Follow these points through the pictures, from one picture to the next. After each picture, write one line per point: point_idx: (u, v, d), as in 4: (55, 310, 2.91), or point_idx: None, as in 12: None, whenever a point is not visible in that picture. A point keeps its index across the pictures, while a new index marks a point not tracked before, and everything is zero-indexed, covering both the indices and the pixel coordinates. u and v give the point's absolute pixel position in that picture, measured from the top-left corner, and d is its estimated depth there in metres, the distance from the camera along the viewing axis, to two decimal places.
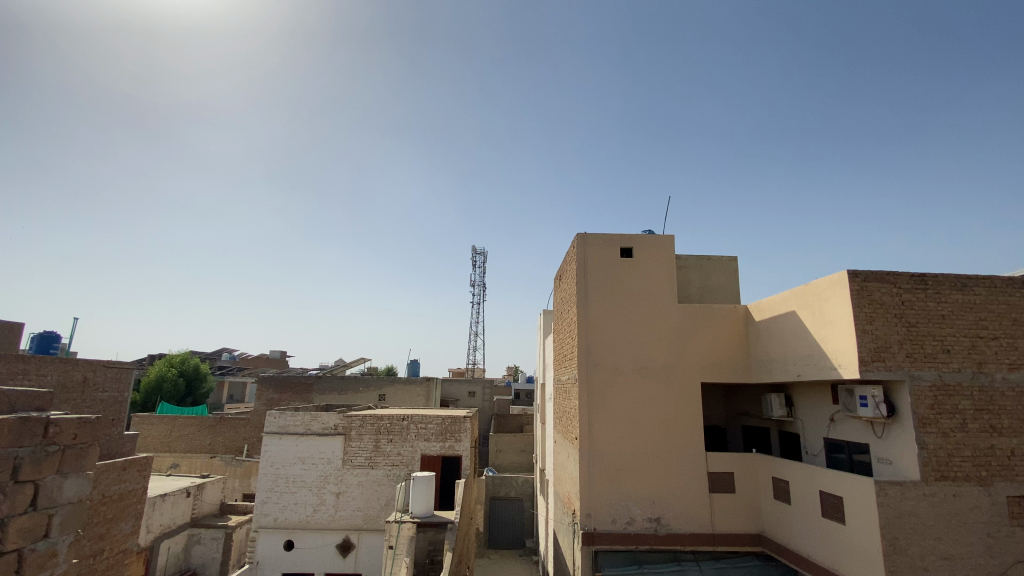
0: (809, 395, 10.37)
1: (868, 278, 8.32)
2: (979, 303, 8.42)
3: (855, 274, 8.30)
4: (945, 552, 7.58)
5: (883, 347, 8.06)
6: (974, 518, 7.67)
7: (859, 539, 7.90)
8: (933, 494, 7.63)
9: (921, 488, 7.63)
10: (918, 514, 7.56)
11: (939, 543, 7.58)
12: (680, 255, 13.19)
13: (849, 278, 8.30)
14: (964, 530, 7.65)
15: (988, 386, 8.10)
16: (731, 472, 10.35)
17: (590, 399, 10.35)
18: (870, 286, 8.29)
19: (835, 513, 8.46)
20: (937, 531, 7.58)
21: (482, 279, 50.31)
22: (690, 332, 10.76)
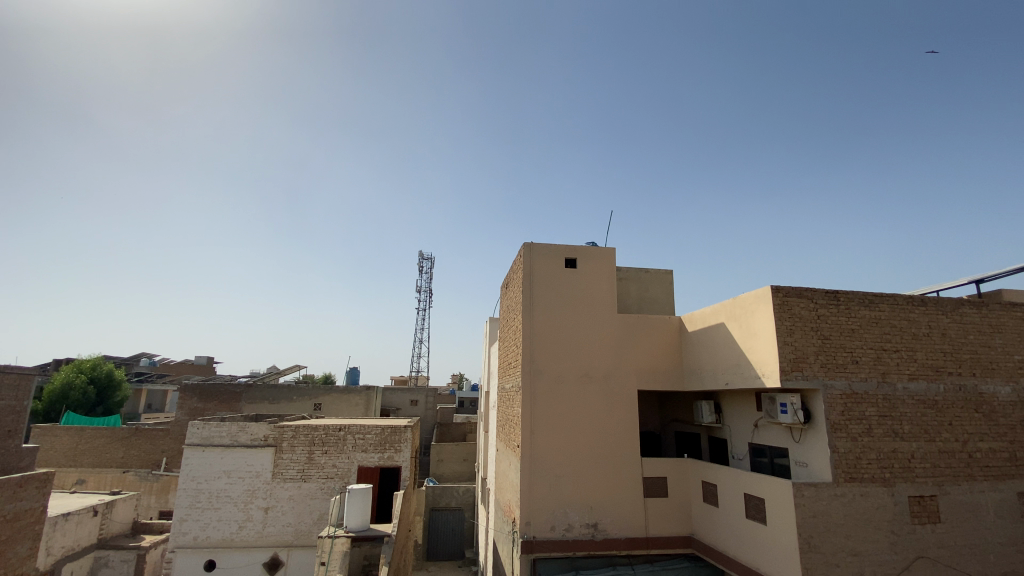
0: (736, 403, 11.06)
1: (789, 293, 9.02)
2: (883, 318, 9.37)
3: (778, 289, 8.98)
4: (854, 549, 8.27)
5: (801, 357, 8.76)
6: (879, 516, 8.45)
7: (778, 538, 8.48)
8: (843, 494, 8.35)
9: (833, 489, 8.32)
10: (830, 513, 8.24)
11: (849, 540, 8.27)
12: (621, 267, 13.71)
13: (772, 294, 8.96)
14: (870, 528, 8.39)
15: (891, 395, 8.98)
16: (665, 476, 10.82)
17: (533, 406, 10.50)
18: (791, 300, 9.00)
19: (757, 514, 9.04)
20: (847, 529, 8.27)
21: (427, 285, 49.91)
22: (629, 341, 11.20)
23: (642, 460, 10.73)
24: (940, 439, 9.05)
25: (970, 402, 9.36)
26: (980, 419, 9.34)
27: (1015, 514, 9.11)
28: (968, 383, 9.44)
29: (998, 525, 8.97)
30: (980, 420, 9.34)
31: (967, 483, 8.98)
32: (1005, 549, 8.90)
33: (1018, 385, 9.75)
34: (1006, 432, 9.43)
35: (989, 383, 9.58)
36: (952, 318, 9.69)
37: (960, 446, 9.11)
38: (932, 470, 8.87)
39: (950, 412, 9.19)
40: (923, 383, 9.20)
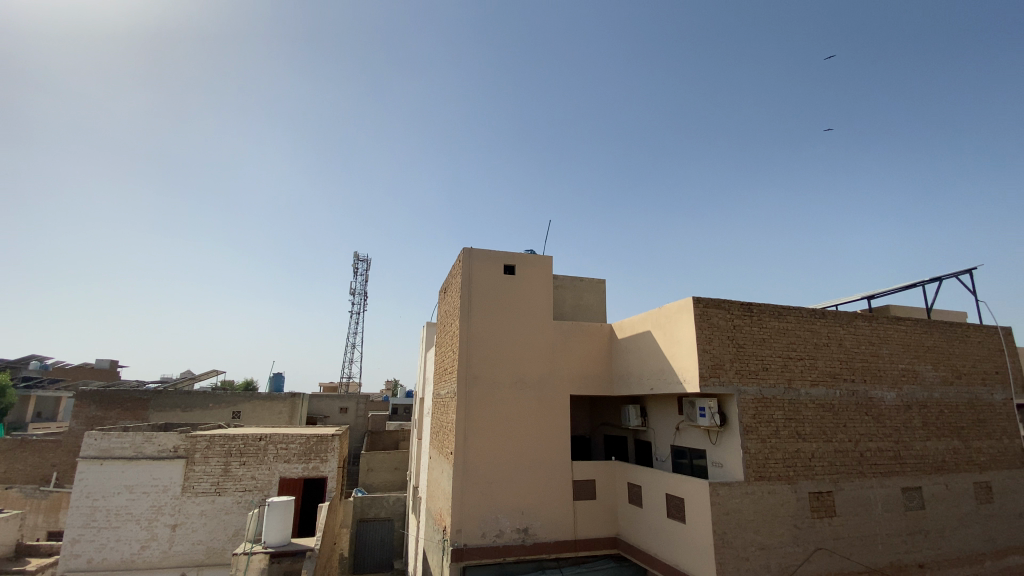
0: (660, 407, 11.75)
1: (708, 303, 9.78)
2: (789, 329, 10.38)
3: (699, 300, 9.71)
4: (762, 543, 9.03)
5: (718, 364, 9.51)
6: (783, 511, 9.29)
7: (696, 535, 9.11)
8: (753, 491, 9.13)
9: (744, 487, 9.08)
10: (741, 510, 8.98)
11: (757, 534, 9.03)
12: (557, 275, 14.18)
13: (694, 304, 9.68)
14: (777, 523, 9.21)
15: (796, 399, 9.94)
16: (594, 479, 11.30)
17: (468, 411, 10.60)
18: (710, 311, 9.76)
19: (677, 513, 9.66)
20: (756, 524, 9.03)
21: (362, 289, 48.84)
22: (563, 348, 11.62)
23: (572, 464, 11.13)
24: (837, 440, 10.12)
25: (861, 405, 10.54)
26: (869, 421, 10.54)
27: (898, 506, 10.32)
28: (860, 389, 10.63)
29: (884, 516, 10.12)
30: (869, 422, 10.53)
31: (859, 479, 10.08)
32: (890, 538, 10.05)
33: (900, 391, 11.09)
34: (891, 433, 10.69)
35: (877, 389, 10.83)
36: (848, 330, 10.89)
37: (852, 445, 10.22)
38: (829, 468, 9.89)
39: (845, 415, 10.31)
40: (823, 389, 10.26)
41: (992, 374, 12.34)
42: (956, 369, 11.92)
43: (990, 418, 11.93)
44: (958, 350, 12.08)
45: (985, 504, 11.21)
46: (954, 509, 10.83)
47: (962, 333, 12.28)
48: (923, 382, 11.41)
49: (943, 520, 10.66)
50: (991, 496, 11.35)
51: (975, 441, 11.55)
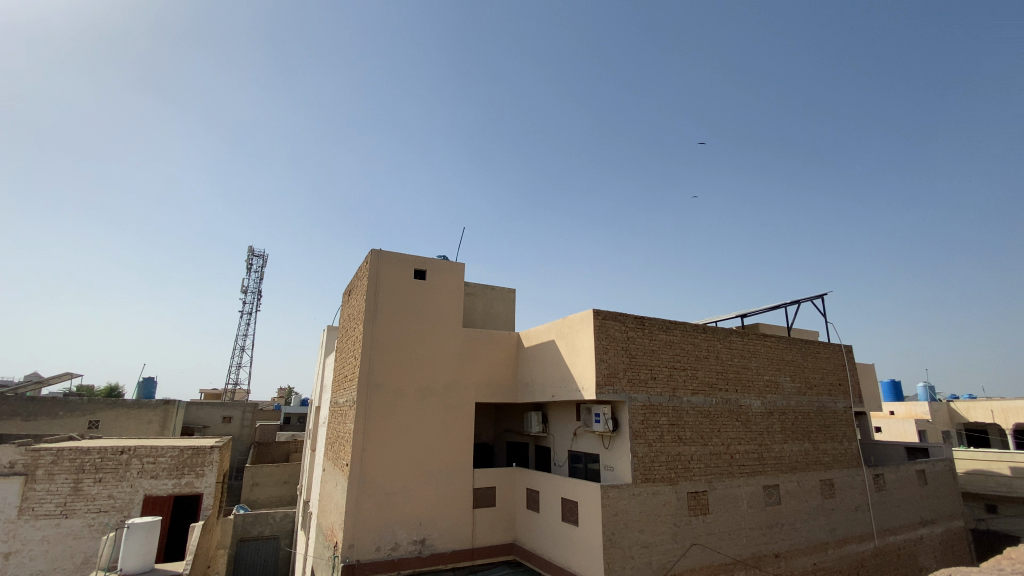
0: (560, 414, 12.33)
1: (607, 315, 10.52)
2: (675, 342, 11.46)
3: (598, 312, 10.40)
4: (646, 541, 9.79)
5: (613, 373, 10.24)
6: (664, 511, 10.17)
7: (587, 536, 9.67)
8: (639, 493, 9.90)
9: (632, 489, 9.82)
10: (628, 511, 9.69)
11: (642, 534, 9.77)
12: (469, 282, 14.38)
13: (594, 316, 10.34)
14: (659, 522, 10.03)
15: (679, 406, 10.96)
16: (494, 486, 11.55)
17: (367, 420, 10.36)
18: (608, 322, 10.49)
19: (571, 516, 10.17)
20: (640, 524, 9.78)
21: (254, 288, 45.49)
22: (470, 356, 11.81)
23: (473, 472, 11.29)
24: (712, 443, 11.29)
25: (732, 413, 11.87)
26: (739, 427, 11.89)
27: (760, 503, 11.71)
28: (732, 398, 11.97)
29: (749, 512, 11.44)
30: (739, 427, 11.89)
31: (729, 479, 11.32)
32: (753, 531, 11.36)
33: (765, 400, 12.64)
34: (756, 437, 12.14)
35: (746, 397, 12.26)
36: (724, 344, 12.25)
37: (725, 448, 11.46)
38: (705, 469, 11.01)
39: (719, 421, 11.55)
40: (702, 397, 11.42)
41: (836, 386, 14.47)
42: (809, 381, 13.83)
43: (834, 423, 13.97)
44: (811, 364, 14.05)
45: (828, 499, 13.06)
46: (804, 504, 12.49)
47: (814, 350, 14.30)
48: (783, 392, 13.10)
49: (795, 514, 12.25)
50: (832, 491, 13.25)
51: (822, 444, 13.45)
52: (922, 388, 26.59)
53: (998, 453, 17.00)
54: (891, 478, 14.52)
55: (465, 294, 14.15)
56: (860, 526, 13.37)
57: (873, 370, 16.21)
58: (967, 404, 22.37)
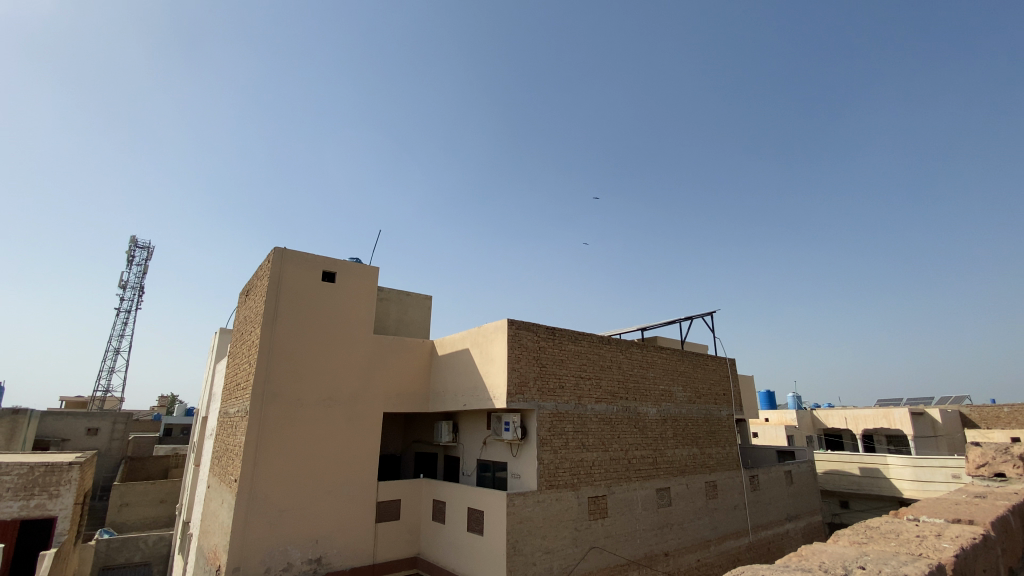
0: (469, 423, 12.38)
1: (520, 325, 10.79)
2: (582, 352, 12.01)
3: (512, 322, 10.65)
4: (548, 547, 10.08)
5: (523, 382, 10.51)
6: (566, 516, 10.53)
7: (491, 545, 9.77)
8: (543, 499, 10.20)
9: (536, 495, 10.09)
10: (532, 517, 9.94)
11: (544, 540, 10.05)
12: (383, 287, 14.05)
13: (508, 325, 10.57)
14: (561, 527, 10.37)
15: (583, 414, 11.48)
16: (398, 498, 11.30)
17: (261, 431, 9.71)
18: (521, 332, 10.77)
19: (476, 526, 10.23)
20: (543, 530, 10.06)
21: (136, 282, 40.88)
22: (380, 363, 11.52)
23: (377, 484, 10.97)
24: (612, 449, 11.92)
25: (631, 420, 12.63)
26: (637, 433, 12.68)
27: (653, 505, 12.53)
28: (632, 406, 12.76)
29: (643, 514, 12.19)
30: (637, 434, 12.66)
31: (626, 483, 12.01)
32: (646, 532, 12.11)
33: (660, 408, 13.61)
34: (651, 442, 13.01)
35: (643, 405, 13.11)
36: (626, 355, 13.05)
37: (623, 454, 12.16)
38: (605, 475, 11.59)
39: (619, 427, 12.23)
40: (605, 406, 12.05)
41: (722, 395, 15.92)
42: (699, 391, 15.10)
43: (718, 429, 15.33)
44: (700, 375, 15.35)
45: (711, 499, 14.27)
46: (692, 505, 13.57)
47: (704, 362, 15.67)
48: (676, 400, 14.18)
49: (684, 515, 13.26)
50: (715, 492, 14.51)
51: (708, 448, 14.70)
52: (791, 397, 29.85)
53: (850, 454, 19.32)
54: (764, 478, 16.20)
55: (379, 299, 13.81)
56: (737, 523, 14.75)
57: (752, 382, 18.04)
58: (826, 411, 25.51)
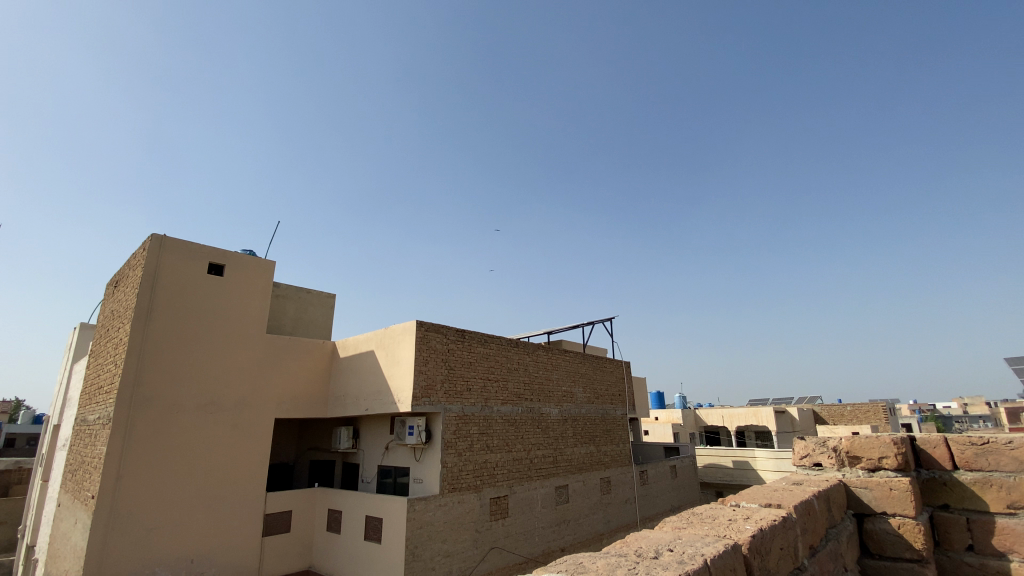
0: (371, 428, 11.95)
1: (429, 327, 10.65)
2: (490, 354, 12.11)
3: (421, 324, 10.47)
4: (447, 550, 9.96)
5: (430, 385, 10.37)
6: (467, 518, 10.49)
7: (389, 553, 9.47)
8: (445, 503, 10.09)
9: (438, 499, 9.97)
10: (433, 522, 9.78)
11: (444, 543, 9.92)
12: (280, 283, 13.14)
13: (416, 327, 10.39)
14: (462, 529, 10.31)
15: (489, 416, 11.55)
16: (290, 509, 10.58)
17: (128, 441, 8.62)
18: (430, 334, 10.63)
19: (374, 534, 9.87)
20: (444, 534, 9.93)
21: None
22: (274, 364, 10.76)
23: (266, 494, 10.20)
24: (515, 449, 12.12)
25: (534, 420, 12.95)
26: (539, 433, 13.02)
27: (551, 503, 12.91)
28: (535, 407, 13.09)
29: (542, 512, 12.51)
30: (539, 434, 13.00)
31: (527, 483, 12.26)
32: (544, 530, 12.43)
33: (562, 409, 14.11)
34: (552, 442, 13.43)
35: (546, 406, 13.51)
36: (532, 357, 13.37)
37: (526, 454, 12.42)
38: (507, 475, 11.74)
39: (522, 428, 12.47)
40: (510, 407, 12.24)
41: (618, 396, 16.88)
42: (598, 392, 15.88)
43: (614, 428, 16.23)
44: (599, 376, 16.15)
45: (606, 494, 15.03)
46: (587, 501, 14.16)
47: (603, 365, 16.51)
48: (576, 401, 14.78)
49: (580, 510, 13.82)
50: (609, 487, 15.31)
51: (604, 446, 15.50)
52: (678, 397, 32.40)
53: (725, 449, 21.37)
54: (652, 473, 17.39)
55: (275, 296, 12.91)
56: (628, 516, 15.68)
57: (645, 383, 19.34)
58: (707, 410, 27.92)
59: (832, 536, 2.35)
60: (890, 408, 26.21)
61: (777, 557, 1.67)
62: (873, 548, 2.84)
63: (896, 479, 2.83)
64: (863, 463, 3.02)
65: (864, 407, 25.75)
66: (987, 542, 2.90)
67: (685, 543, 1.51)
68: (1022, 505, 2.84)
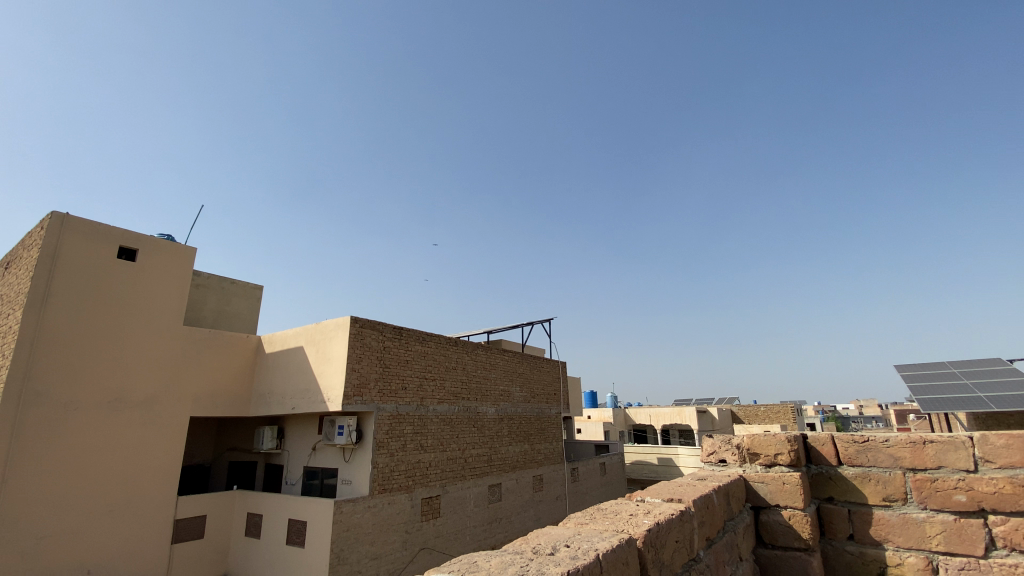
0: (297, 427, 11.42)
1: (364, 324, 10.32)
2: (428, 353, 11.92)
3: (355, 320, 10.13)
4: (375, 552, 9.68)
5: (363, 383, 10.05)
6: (397, 520, 10.24)
7: (313, 556, 9.08)
8: (374, 504, 9.80)
9: (367, 500, 9.68)
10: (360, 524, 9.46)
11: (372, 545, 9.64)
12: (201, 272, 12.25)
13: (350, 323, 10.04)
14: (391, 531, 10.05)
15: (424, 415, 11.36)
16: (204, 513, 9.89)
17: (15, 441, 7.70)
18: (364, 331, 10.30)
19: (297, 538, 9.43)
20: (372, 535, 9.65)
21: None
22: (191, 358, 10.03)
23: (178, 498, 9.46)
24: (449, 449, 12.00)
25: (469, 419, 12.87)
26: (474, 433, 12.97)
27: (484, 501, 12.89)
28: (472, 406, 13.02)
29: (474, 511, 12.45)
30: (474, 433, 12.95)
31: (460, 482, 12.16)
32: (475, 529, 12.38)
33: (498, 408, 14.14)
34: (487, 441, 13.43)
35: (483, 405, 13.48)
36: (470, 357, 13.31)
37: (460, 453, 12.33)
38: (440, 475, 11.60)
39: (458, 427, 12.37)
40: (446, 406, 12.10)
41: (553, 395, 17.16)
42: (534, 391, 16.06)
43: (548, 427, 16.47)
44: (536, 376, 16.33)
45: (538, 492, 15.24)
46: (519, 499, 14.26)
47: (540, 364, 16.73)
48: (513, 400, 14.87)
49: (512, 509, 13.89)
50: (541, 485, 15.52)
51: (538, 444, 15.70)
52: (610, 397, 33.42)
53: (651, 446, 22.31)
54: (583, 470, 17.82)
55: (195, 285, 12.02)
56: (558, 513, 15.97)
57: (579, 383, 19.81)
58: (635, 410, 29.01)
59: (728, 527, 2.50)
60: (798, 409, 28.44)
61: (672, 549, 1.76)
62: (766, 539, 3.06)
63: (789, 474, 3.06)
64: (761, 459, 3.22)
65: (775, 408, 27.79)
66: (866, 532, 3.20)
67: (582, 538, 1.55)
68: (895, 497, 3.17)
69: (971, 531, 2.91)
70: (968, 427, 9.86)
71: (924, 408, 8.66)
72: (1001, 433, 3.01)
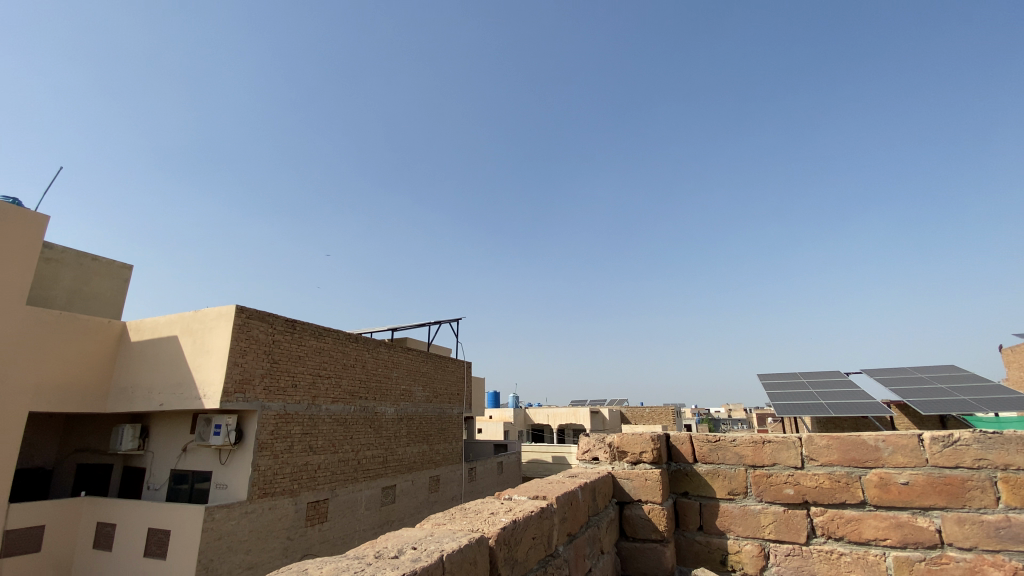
0: (164, 426, 10.23)
1: (251, 315, 9.51)
2: (323, 349, 11.27)
3: (241, 310, 9.31)
4: (251, 562, 8.92)
5: (246, 379, 9.25)
6: (278, 526, 9.54)
7: (176, 568, 8.15)
8: (252, 510, 9.04)
9: (244, 506, 8.91)
10: (235, 532, 8.68)
11: (247, 554, 8.88)
12: (54, 245, 10.50)
13: (235, 312, 9.20)
14: (270, 538, 9.34)
15: (315, 415, 10.73)
16: (41, 524, 8.48)
17: None
18: (251, 322, 9.50)
19: (157, 549, 8.43)
20: (247, 544, 8.89)
21: None
22: (34, 343, 8.59)
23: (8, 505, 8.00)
24: (341, 450, 11.42)
25: (366, 420, 12.36)
26: (370, 433, 12.47)
27: (376, 504, 12.43)
28: (369, 406, 12.53)
29: (364, 514, 11.96)
30: (370, 434, 12.45)
31: (351, 484, 11.62)
32: (366, 533, 11.89)
33: (398, 407, 13.74)
34: (383, 441, 12.98)
35: (381, 405, 13.03)
36: (370, 355, 12.81)
37: (353, 455, 11.80)
38: (330, 477, 11.00)
39: (352, 427, 11.83)
40: (341, 406, 11.52)
41: (456, 395, 17.03)
42: (436, 391, 15.83)
43: (448, 427, 16.31)
44: (439, 376, 16.10)
45: (433, 493, 15.02)
46: (413, 502, 13.95)
47: (444, 364, 16.53)
48: (413, 400, 14.53)
49: (405, 511, 13.54)
50: (437, 486, 15.32)
51: (436, 445, 15.48)
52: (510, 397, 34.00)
53: (547, 445, 23.00)
54: (480, 470, 17.89)
55: (45, 259, 10.29)
56: None
57: (480, 384, 19.91)
58: (534, 410, 29.79)
59: (591, 522, 2.61)
60: (679, 411, 30.99)
61: (528, 546, 1.79)
62: (628, 532, 3.26)
63: (651, 471, 3.29)
64: (628, 457, 3.42)
65: (659, 409, 30.03)
66: (712, 523, 3.53)
67: (431, 539, 1.53)
68: (738, 491, 3.53)
69: (796, 521, 3.32)
70: (814, 428, 11.29)
71: (780, 412, 9.75)
72: (823, 435, 3.46)
